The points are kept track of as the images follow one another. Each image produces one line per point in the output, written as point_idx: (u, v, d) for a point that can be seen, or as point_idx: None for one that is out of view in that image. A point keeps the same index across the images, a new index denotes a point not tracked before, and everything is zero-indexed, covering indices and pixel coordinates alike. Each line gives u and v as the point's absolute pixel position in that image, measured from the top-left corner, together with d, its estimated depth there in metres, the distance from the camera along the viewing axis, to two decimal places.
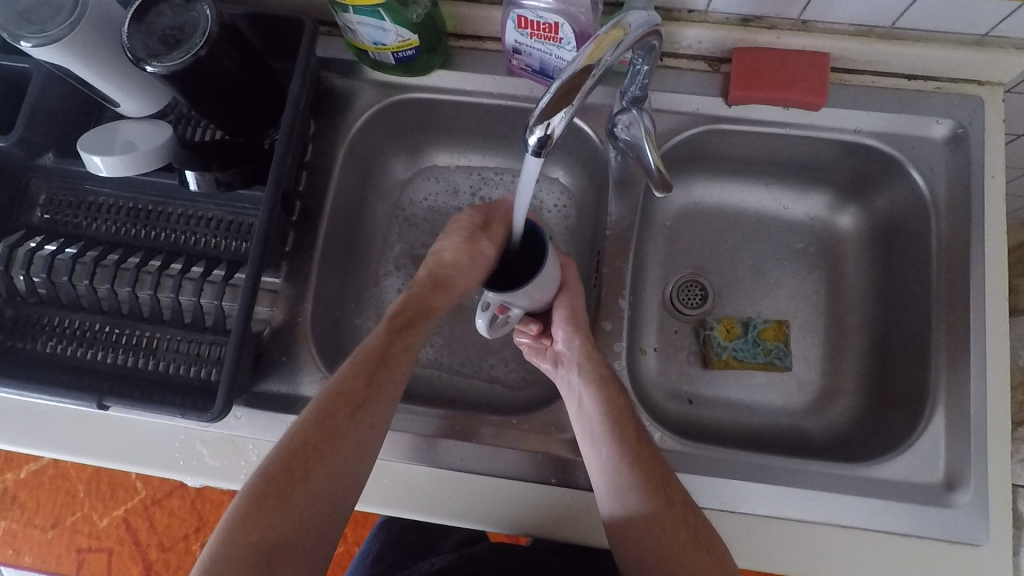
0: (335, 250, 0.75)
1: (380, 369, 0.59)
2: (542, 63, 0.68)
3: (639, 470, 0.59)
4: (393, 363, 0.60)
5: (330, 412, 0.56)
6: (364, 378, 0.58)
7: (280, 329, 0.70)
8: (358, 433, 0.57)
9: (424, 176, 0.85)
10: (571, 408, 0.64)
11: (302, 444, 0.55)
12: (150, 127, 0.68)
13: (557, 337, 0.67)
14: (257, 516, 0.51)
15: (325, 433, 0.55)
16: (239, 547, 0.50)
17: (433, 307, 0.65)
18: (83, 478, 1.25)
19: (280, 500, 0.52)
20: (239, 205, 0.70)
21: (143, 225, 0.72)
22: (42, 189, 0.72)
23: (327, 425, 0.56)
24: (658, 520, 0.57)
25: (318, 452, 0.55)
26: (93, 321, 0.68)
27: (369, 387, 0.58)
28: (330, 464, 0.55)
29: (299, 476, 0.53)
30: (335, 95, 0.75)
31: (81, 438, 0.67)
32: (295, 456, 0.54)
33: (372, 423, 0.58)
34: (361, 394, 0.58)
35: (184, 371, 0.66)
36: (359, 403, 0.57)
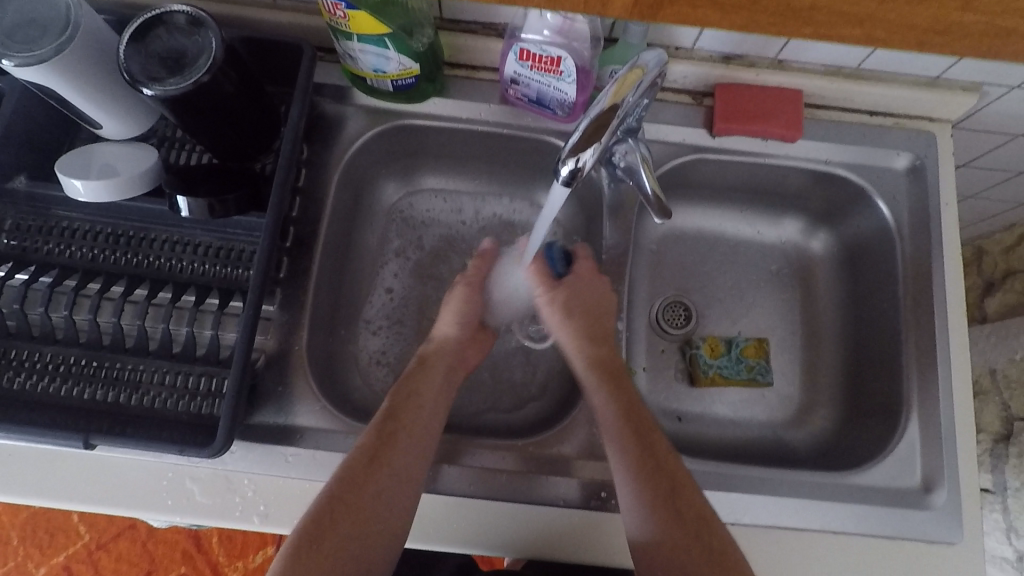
0: (329, 277, 0.74)
1: (390, 422, 0.60)
2: (539, 94, 0.71)
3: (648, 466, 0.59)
4: (404, 415, 0.61)
5: (351, 467, 0.57)
6: (377, 431, 0.60)
7: (275, 358, 0.68)
8: (381, 484, 0.56)
9: (423, 205, 0.85)
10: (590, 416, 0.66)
11: (329, 502, 0.55)
12: (133, 152, 0.66)
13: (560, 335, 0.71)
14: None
15: (347, 491, 0.56)
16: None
17: (437, 364, 0.68)
18: (17, 525, 1.23)
19: (313, 555, 0.52)
20: (230, 231, 0.68)
21: (124, 251, 0.68)
22: (8, 214, 0.67)
23: (348, 479, 0.56)
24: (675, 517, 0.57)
25: (342, 507, 0.55)
26: (69, 354, 0.63)
27: (382, 439, 0.59)
28: (357, 517, 0.55)
29: (328, 531, 0.53)
30: (329, 121, 0.75)
31: (54, 481, 0.62)
32: (323, 509, 0.55)
33: (398, 474, 0.57)
34: (377, 446, 0.58)
35: (173, 405, 0.62)
36: (375, 454, 0.58)
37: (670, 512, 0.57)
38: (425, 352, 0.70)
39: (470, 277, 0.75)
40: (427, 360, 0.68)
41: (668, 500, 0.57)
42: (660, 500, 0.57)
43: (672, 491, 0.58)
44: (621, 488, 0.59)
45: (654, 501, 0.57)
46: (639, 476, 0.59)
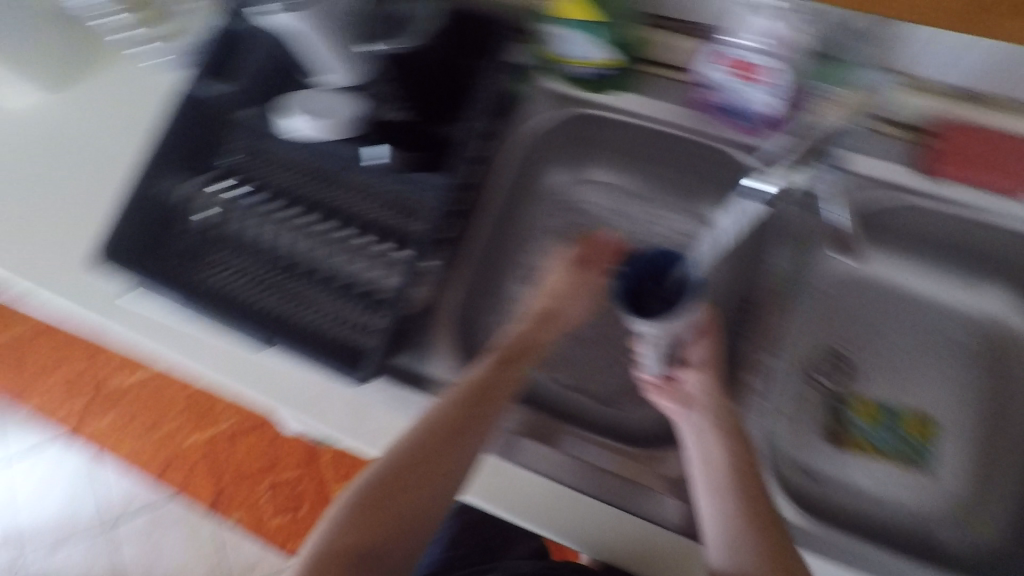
0: (485, 247, 0.78)
1: (479, 404, 0.61)
2: (728, 104, 0.69)
3: (752, 526, 0.57)
4: (493, 398, 0.62)
5: (423, 438, 0.60)
6: (460, 409, 0.60)
7: (424, 310, 0.72)
8: (451, 460, 0.59)
9: (585, 193, 0.82)
10: (691, 450, 0.63)
11: (403, 462, 0.59)
12: (345, 99, 0.72)
13: (685, 376, 0.66)
14: (356, 521, 0.58)
15: (419, 456, 0.59)
16: (337, 548, 0.57)
17: (540, 345, 0.68)
18: (160, 391, 1.60)
19: (373, 510, 0.58)
20: (412, 185, 0.73)
21: (319, 187, 0.76)
22: (238, 138, 0.78)
23: (422, 451, 0.59)
24: None
25: (407, 474, 0.59)
26: (263, 267, 0.73)
27: (466, 417, 0.60)
28: (423, 484, 0.59)
29: (390, 491, 0.59)
30: (516, 100, 0.77)
31: (231, 371, 0.73)
32: (388, 473, 0.59)
33: (464, 454, 0.60)
34: (459, 423, 0.60)
35: (335, 330, 0.69)
36: (454, 433, 0.60)
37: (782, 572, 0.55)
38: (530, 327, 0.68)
39: (592, 248, 0.71)
40: (543, 319, 0.68)
41: (780, 558, 0.56)
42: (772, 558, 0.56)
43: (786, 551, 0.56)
44: (729, 532, 0.57)
45: (767, 554, 0.56)
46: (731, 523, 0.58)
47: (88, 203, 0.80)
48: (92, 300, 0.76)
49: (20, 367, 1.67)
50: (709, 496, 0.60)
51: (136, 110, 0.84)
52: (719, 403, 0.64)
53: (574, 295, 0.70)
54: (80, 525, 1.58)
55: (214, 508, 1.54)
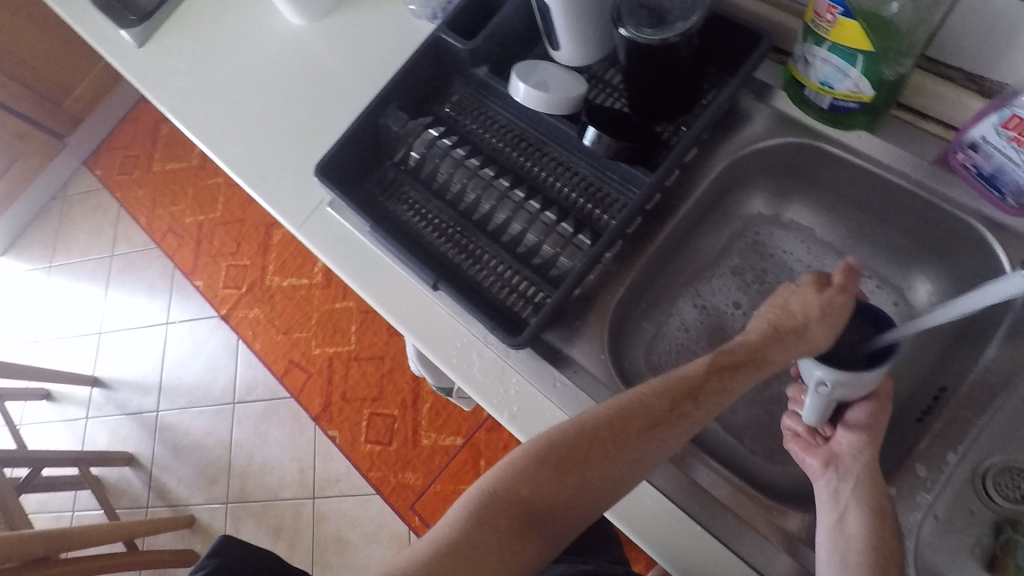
0: (663, 252, 0.76)
1: (688, 402, 0.58)
2: (998, 171, 0.61)
3: None
4: (702, 400, 0.58)
5: (626, 418, 0.57)
6: (667, 400, 0.57)
7: (586, 296, 0.73)
8: (646, 449, 0.56)
9: (782, 237, 0.81)
10: (824, 515, 0.59)
11: (595, 434, 0.56)
12: (567, 79, 0.75)
13: (835, 432, 0.63)
14: (535, 479, 0.56)
15: (613, 434, 0.56)
16: (516, 496, 0.55)
17: (770, 362, 0.60)
18: (312, 305, 1.78)
19: (558, 473, 0.56)
20: (608, 174, 0.74)
21: (518, 153, 0.79)
22: (458, 91, 0.83)
23: (618, 430, 0.56)
24: None
25: (601, 448, 0.56)
26: (447, 213, 0.78)
27: (671, 412, 0.57)
28: (612, 466, 0.56)
29: (580, 460, 0.56)
30: (740, 114, 0.75)
31: (394, 298, 0.78)
32: (583, 440, 0.56)
33: (659, 448, 0.57)
34: (664, 415, 0.57)
35: (495, 290, 0.73)
36: (657, 423, 0.56)
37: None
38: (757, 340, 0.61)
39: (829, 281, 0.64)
40: (778, 335, 0.60)
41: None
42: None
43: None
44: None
45: None
46: None
47: (320, 120, 0.90)
48: (295, 209, 0.85)
49: (204, 246, 1.93)
50: (833, 570, 0.55)
51: (381, 48, 0.92)
52: (870, 477, 0.59)
53: (829, 321, 0.60)
54: (210, 394, 1.79)
55: (319, 418, 1.67)
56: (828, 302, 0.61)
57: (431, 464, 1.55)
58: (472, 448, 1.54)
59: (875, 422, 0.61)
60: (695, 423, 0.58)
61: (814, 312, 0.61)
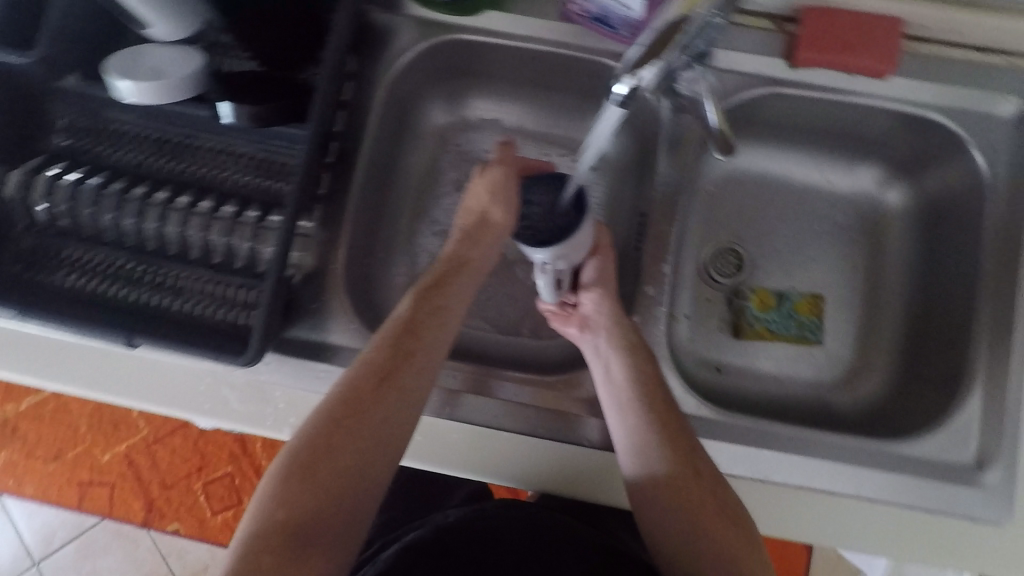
0: (370, 198, 0.73)
1: (408, 341, 0.60)
2: (602, 11, 0.66)
3: (663, 436, 0.59)
4: (421, 333, 0.61)
5: (354, 388, 0.57)
6: (387, 352, 0.59)
7: (312, 276, 0.68)
8: (385, 405, 0.57)
9: (482, 133, 0.82)
10: (596, 371, 0.64)
11: (335, 414, 0.56)
12: (172, 52, 0.63)
13: (581, 297, 0.67)
14: (293, 487, 0.54)
15: (352, 405, 0.56)
16: (274, 522, 0.53)
17: (471, 262, 0.67)
18: None
19: (308, 475, 0.54)
20: (272, 142, 0.66)
21: (169, 158, 0.67)
22: (59, 113, 0.67)
23: (355, 398, 0.57)
24: (680, 485, 0.58)
25: (341, 428, 0.56)
26: (117, 256, 0.65)
27: (393, 359, 0.59)
28: (359, 438, 0.56)
29: (324, 451, 0.55)
30: (376, 32, 0.71)
31: (105, 376, 0.65)
32: (320, 430, 0.56)
33: (398, 399, 0.58)
34: (391, 364, 0.58)
35: (211, 313, 0.63)
36: (384, 377, 0.58)
37: (691, 468, 0.58)
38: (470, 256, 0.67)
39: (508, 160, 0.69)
40: (474, 236, 0.67)
41: (688, 455, 0.59)
42: (681, 457, 0.59)
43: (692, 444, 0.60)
44: (643, 443, 0.59)
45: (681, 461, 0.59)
46: (637, 434, 0.60)
47: None
48: None
49: None
50: (616, 414, 0.61)
51: None
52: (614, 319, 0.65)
53: (502, 199, 0.66)
54: None
55: (148, 520, 1.32)
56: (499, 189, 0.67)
57: None
58: None
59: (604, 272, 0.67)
60: (428, 355, 0.60)
61: (486, 198, 0.67)
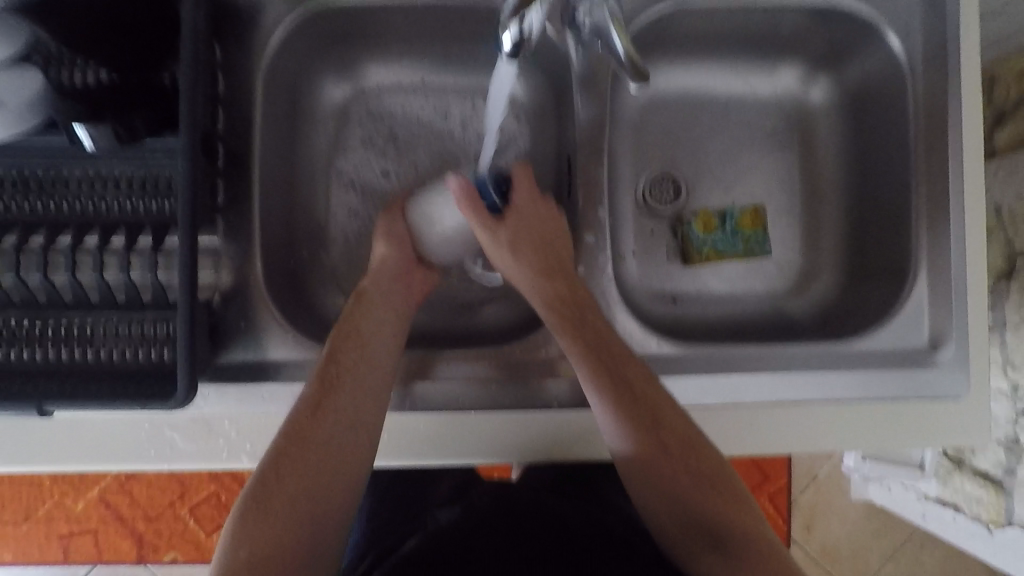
0: (276, 196, 0.66)
1: (336, 362, 0.57)
2: None
3: (624, 412, 0.56)
4: (349, 352, 0.57)
5: (292, 423, 0.54)
6: (317, 379, 0.56)
7: (231, 294, 0.62)
8: (329, 430, 0.54)
9: (386, 98, 0.75)
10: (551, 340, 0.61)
11: (279, 448, 0.53)
12: (9, 74, 0.55)
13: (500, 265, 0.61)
14: (247, 532, 0.50)
15: (294, 438, 0.53)
16: (233, 566, 0.48)
17: (376, 280, 0.62)
18: None
19: (262, 512, 0.50)
20: (150, 157, 0.59)
21: (37, 196, 0.59)
22: None
23: (295, 430, 0.53)
24: (650, 455, 0.55)
25: (288, 462, 0.52)
26: (8, 317, 0.58)
27: (326, 382, 0.55)
28: (308, 467, 0.52)
29: (274, 487, 0.51)
30: (239, 11, 0.63)
31: (33, 447, 0.60)
32: (268, 469, 0.52)
33: (340, 422, 0.54)
34: (325, 390, 0.55)
35: (131, 357, 0.58)
36: (319, 404, 0.54)
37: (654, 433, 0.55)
38: (387, 268, 0.62)
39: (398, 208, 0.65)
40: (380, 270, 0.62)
41: (648, 418, 0.56)
42: (642, 430, 0.55)
43: (653, 407, 0.56)
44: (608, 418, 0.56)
45: (648, 433, 0.55)
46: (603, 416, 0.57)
47: None
48: None
49: None
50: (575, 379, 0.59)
51: None
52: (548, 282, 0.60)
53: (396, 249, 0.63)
54: None
55: (143, 556, 1.27)
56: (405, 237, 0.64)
57: None
58: None
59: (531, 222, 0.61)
60: (363, 371, 0.57)
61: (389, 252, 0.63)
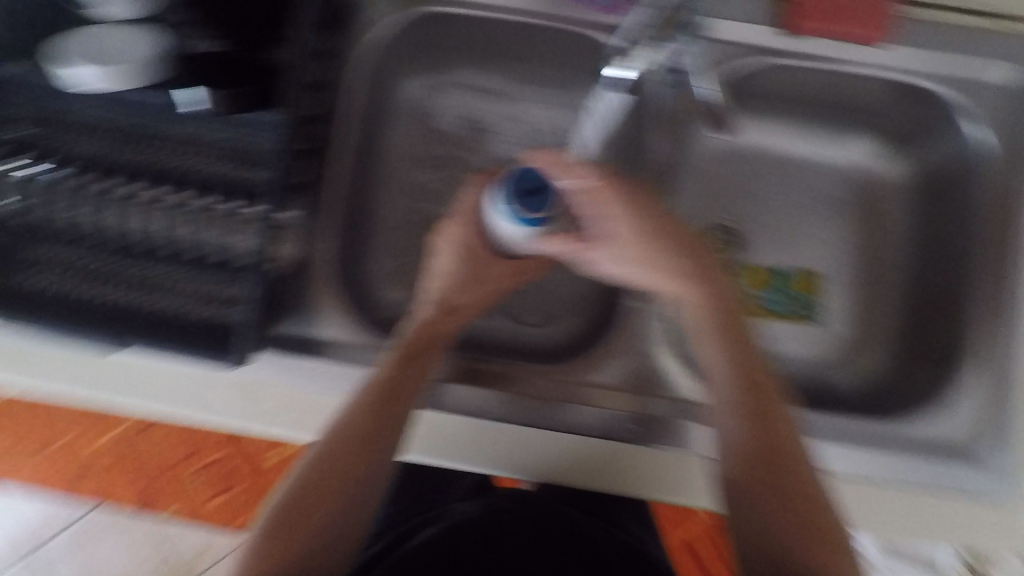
0: (353, 185, 0.70)
1: (389, 405, 0.58)
2: None
3: (761, 436, 0.58)
4: (403, 393, 0.59)
5: (336, 452, 0.58)
6: (367, 417, 0.58)
7: (294, 269, 0.65)
8: (367, 470, 0.59)
9: (464, 105, 0.76)
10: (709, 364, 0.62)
11: (310, 476, 0.59)
12: (142, 33, 0.61)
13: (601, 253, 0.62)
14: (271, 549, 0.57)
15: (332, 470, 0.58)
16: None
17: (443, 331, 0.63)
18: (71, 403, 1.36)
19: (285, 532, 0.57)
20: (246, 129, 0.63)
21: (135, 148, 0.63)
22: (10, 102, 0.62)
23: (333, 463, 0.58)
24: (759, 479, 0.58)
25: (324, 496, 0.58)
26: (90, 254, 0.61)
27: (379, 427, 0.58)
28: (361, 472, 0.59)
29: (301, 518, 0.58)
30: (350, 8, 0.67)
31: (83, 379, 0.63)
32: (300, 491, 0.59)
33: (379, 462, 0.59)
34: (370, 431, 0.58)
35: (192, 312, 0.60)
36: (365, 442, 0.58)
37: (766, 463, 0.58)
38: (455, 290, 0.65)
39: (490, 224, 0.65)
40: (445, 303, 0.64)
41: (767, 453, 0.58)
42: (763, 466, 0.58)
43: (774, 443, 0.58)
44: (729, 443, 0.60)
45: (761, 457, 0.58)
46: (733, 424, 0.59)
47: None
48: None
49: None
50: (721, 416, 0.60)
51: None
52: (644, 256, 0.59)
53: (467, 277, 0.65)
54: None
55: (139, 509, 1.31)
56: (470, 214, 0.65)
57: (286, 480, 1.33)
58: None
59: (645, 207, 0.59)
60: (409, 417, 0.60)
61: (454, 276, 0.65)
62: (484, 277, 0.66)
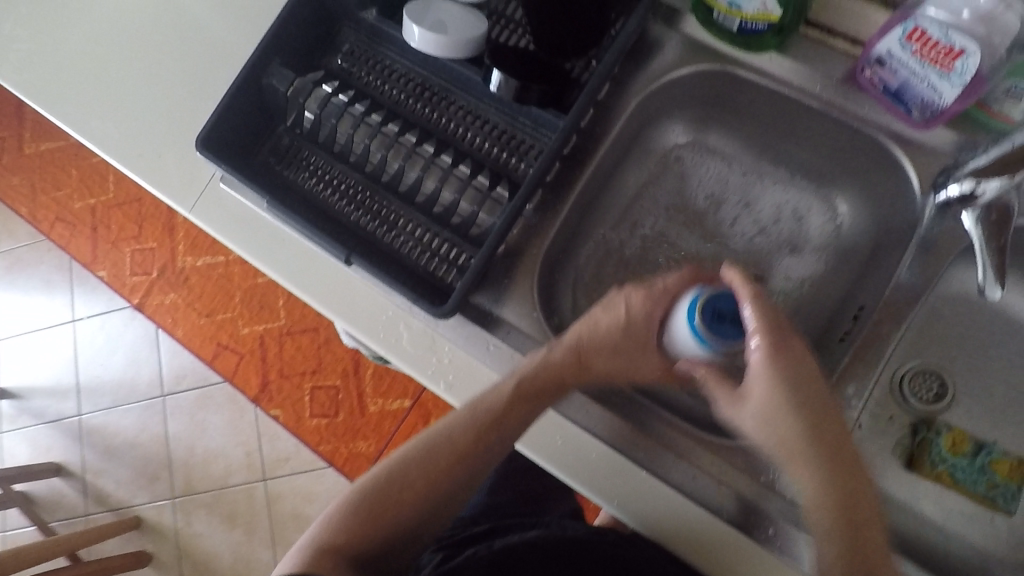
0: (586, 198, 0.73)
1: (491, 430, 0.63)
2: (902, 86, 0.62)
3: None
4: (505, 426, 0.63)
5: (434, 455, 0.66)
6: (468, 434, 0.64)
7: (511, 253, 0.70)
8: (455, 480, 0.66)
9: (713, 165, 0.79)
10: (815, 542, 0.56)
11: (409, 468, 0.66)
12: (467, 15, 0.68)
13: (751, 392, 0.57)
14: (359, 521, 0.65)
15: (427, 468, 0.66)
16: (334, 544, 0.63)
17: (567, 382, 0.63)
18: (240, 287, 1.55)
19: (376, 511, 0.65)
20: (522, 119, 0.69)
21: (423, 104, 0.72)
22: (348, 38, 0.74)
23: (429, 465, 0.66)
24: None
25: (413, 488, 0.66)
26: (353, 177, 0.71)
27: (476, 445, 0.64)
28: (449, 479, 0.66)
29: (391, 502, 0.65)
30: (650, 44, 0.71)
31: (305, 275, 0.71)
32: (398, 476, 0.66)
33: (467, 475, 0.66)
34: (468, 447, 0.65)
35: (416, 256, 0.68)
36: (461, 455, 0.65)
37: None
38: (601, 358, 0.62)
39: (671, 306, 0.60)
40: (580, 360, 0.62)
41: None
42: None
43: None
44: None
45: None
46: None
47: (195, 79, 0.78)
48: (180, 188, 0.75)
49: (101, 232, 1.65)
50: None
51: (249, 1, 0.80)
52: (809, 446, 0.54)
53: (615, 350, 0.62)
54: (134, 386, 1.60)
55: (259, 399, 1.50)
56: (658, 296, 0.61)
57: (381, 429, 1.43)
58: (422, 407, 1.42)
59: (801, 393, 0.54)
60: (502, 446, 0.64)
61: (597, 347, 0.62)
62: (629, 351, 0.62)
